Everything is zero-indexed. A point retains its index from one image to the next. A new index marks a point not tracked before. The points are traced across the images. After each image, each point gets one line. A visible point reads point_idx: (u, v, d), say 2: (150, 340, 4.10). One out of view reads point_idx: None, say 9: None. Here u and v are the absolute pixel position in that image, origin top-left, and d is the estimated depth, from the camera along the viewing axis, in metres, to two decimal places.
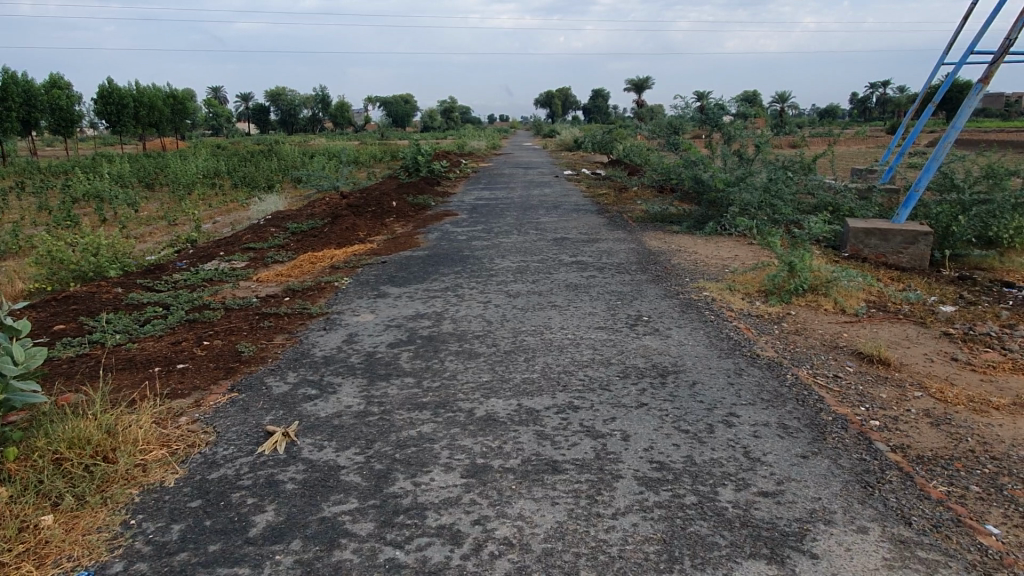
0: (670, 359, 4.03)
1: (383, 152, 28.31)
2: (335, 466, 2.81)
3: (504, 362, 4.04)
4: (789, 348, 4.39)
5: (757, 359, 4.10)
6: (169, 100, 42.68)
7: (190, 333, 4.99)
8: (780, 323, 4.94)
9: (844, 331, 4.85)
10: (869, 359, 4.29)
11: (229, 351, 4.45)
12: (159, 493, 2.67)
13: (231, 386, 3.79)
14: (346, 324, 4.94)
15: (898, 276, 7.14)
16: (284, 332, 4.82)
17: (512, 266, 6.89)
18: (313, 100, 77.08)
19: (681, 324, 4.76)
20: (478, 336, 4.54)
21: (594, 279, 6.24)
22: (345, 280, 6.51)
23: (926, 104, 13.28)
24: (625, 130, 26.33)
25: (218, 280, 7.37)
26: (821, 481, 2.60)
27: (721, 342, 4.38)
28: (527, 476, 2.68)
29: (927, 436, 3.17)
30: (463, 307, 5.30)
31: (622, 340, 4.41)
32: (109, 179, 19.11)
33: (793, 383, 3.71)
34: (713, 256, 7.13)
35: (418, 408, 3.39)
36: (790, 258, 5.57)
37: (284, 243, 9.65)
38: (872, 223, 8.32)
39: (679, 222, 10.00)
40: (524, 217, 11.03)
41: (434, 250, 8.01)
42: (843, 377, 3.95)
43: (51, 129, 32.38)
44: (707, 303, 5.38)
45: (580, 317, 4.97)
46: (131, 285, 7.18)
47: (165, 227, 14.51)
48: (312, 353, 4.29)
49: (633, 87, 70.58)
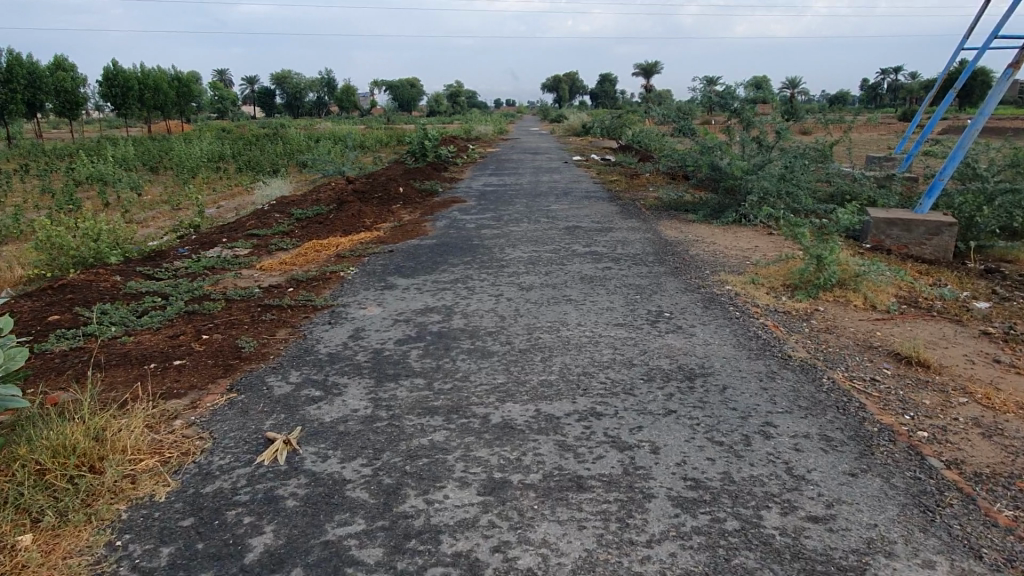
0: (697, 360, 3.78)
1: (389, 137, 28.01)
2: (340, 480, 2.58)
3: (519, 361, 3.80)
4: (822, 348, 4.14)
5: (789, 360, 3.84)
6: (174, 83, 42.40)
7: (188, 326, 4.77)
8: (808, 320, 4.69)
9: (877, 329, 4.61)
10: (907, 360, 4.05)
11: (228, 347, 4.22)
12: (149, 510, 2.44)
13: (229, 386, 3.56)
14: (352, 318, 4.71)
15: (927, 269, 6.86)
16: (287, 326, 4.59)
17: (524, 257, 6.64)
18: (318, 83, 76.67)
19: (706, 322, 4.50)
20: (490, 333, 4.29)
21: (610, 271, 5.98)
22: (351, 270, 6.27)
23: (947, 90, 12.80)
24: (634, 116, 26.04)
25: (220, 268, 7.15)
26: (875, 505, 2.35)
27: (750, 342, 4.13)
28: (550, 495, 2.45)
29: (981, 450, 2.92)
30: (475, 300, 5.06)
31: (643, 338, 4.16)
32: (113, 163, 18.92)
33: (831, 388, 3.45)
34: (733, 247, 6.87)
35: (429, 413, 3.16)
36: (818, 251, 5.30)
37: (288, 230, 9.42)
38: (895, 213, 8.03)
39: (695, 210, 9.72)
40: (533, 205, 10.74)
41: (443, 239, 7.78)
42: (882, 381, 3.70)
43: (56, 112, 32.09)
44: (730, 298, 5.13)
45: (597, 312, 4.73)
46: (130, 273, 6.95)
47: (168, 212, 14.30)
48: (316, 350, 4.05)
49: (642, 71, 70.39)
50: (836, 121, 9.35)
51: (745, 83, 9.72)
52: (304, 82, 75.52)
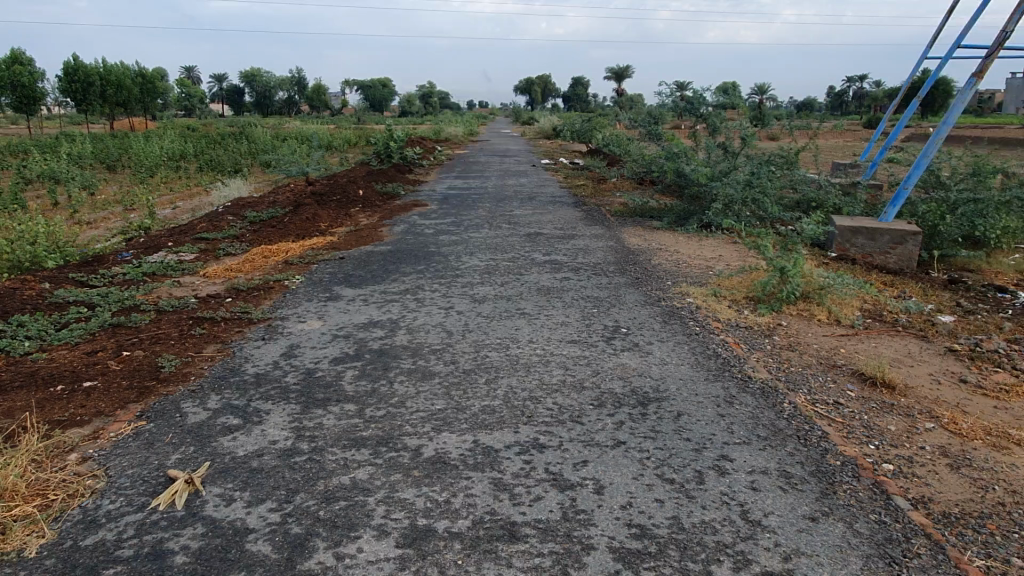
0: (651, 383, 3.53)
1: (357, 137, 27.57)
2: (242, 530, 2.27)
3: (461, 384, 3.51)
4: (783, 368, 3.93)
5: (749, 383, 3.61)
6: (139, 79, 41.41)
7: (111, 341, 4.41)
8: (771, 336, 4.49)
9: (840, 346, 4.43)
10: (871, 381, 3.86)
11: (148, 366, 3.88)
12: (13, 567, 2.11)
13: (139, 413, 3.23)
14: (289, 333, 4.39)
15: (892, 280, 6.71)
16: (216, 342, 4.26)
17: (480, 265, 6.36)
18: (287, 81, 75.71)
19: (664, 339, 4.26)
20: (434, 351, 4.00)
21: (568, 282, 5.73)
22: (297, 279, 5.94)
23: (912, 99, 12.75)
24: (605, 118, 25.95)
25: (160, 275, 6.76)
26: (836, 558, 2.12)
27: (709, 362, 3.90)
28: (477, 547, 2.18)
29: (949, 485, 2.71)
30: (423, 313, 4.77)
31: (596, 357, 3.90)
32: (67, 160, 18.26)
33: (793, 415, 3.22)
34: (697, 257, 6.67)
35: (355, 445, 2.86)
36: (781, 263, 5.11)
37: (240, 233, 9.04)
38: (860, 221, 7.92)
39: (660, 216, 9.53)
40: (497, 209, 10.48)
41: (398, 245, 7.48)
42: (846, 405, 3.50)
43: (14, 106, 31.09)
44: (690, 312, 4.91)
45: (551, 328, 4.46)
46: (62, 279, 6.53)
47: (120, 213, 13.76)
48: (243, 370, 3.73)
49: (614, 75, 70.86)
50: (802, 127, 9.21)
51: (713, 89, 9.55)
52: (273, 80, 74.63)
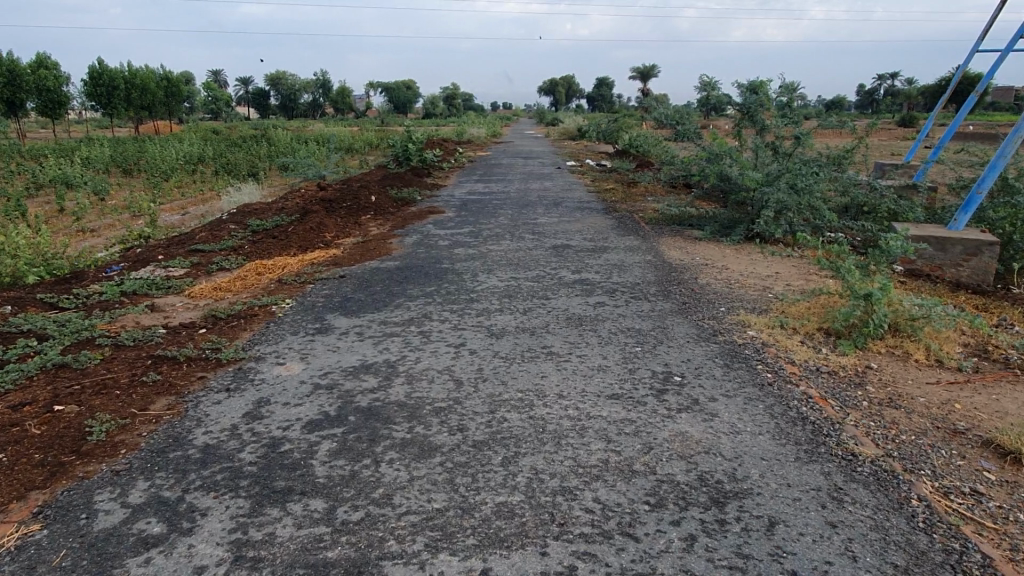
0: (724, 467, 2.62)
1: (378, 139, 26.91)
2: None
3: (470, 467, 2.63)
4: (892, 438, 2.97)
5: (855, 466, 2.68)
6: (164, 83, 41.15)
7: (46, 388, 3.59)
8: (861, 386, 3.55)
9: (954, 401, 3.46)
10: (1012, 457, 2.87)
11: (74, 429, 3.05)
12: None
13: (36, 510, 2.40)
14: (261, 381, 3.55)
15: (980, 303, 5.71)
16: (168, 394, 3.43)
17: (498, 286, 5.50)
18: (312, 84, 75.60)
19: (731, 393, 3.35)
20: (437, 411, 3.12)
21: (604, 309, 4.83)
22: (286, 304, 5.10)
23: (971, 93, 11.54)
24: (632, 117, 24.96)
25: (139, 295, 5.97)
26: None
27: (794, 430, 2.97)
28: None
29: None
30: (427, 354, 3.90)
31: (647, 424, 2.99)
32: (81, 164, 17.71)
33: (931, 525, 2.29)
34: (752, 276, 5.73)
35: None
36: (866, 289, 4.15)
37: (239, 245, 8.26)
38: (926, 229, 6.92)
39: (701, 224, 8.59)
40: (520, 216, 9.61)
41: (408, 260, 6.63)
42: (990, 497, 2.54)
43: (39, 111, 30.77)
44: (756, 351, 3.98)
45: (585, 375, 3.56)
46: (27, 298, 5.76)
47: (126, 219, 13.08)
48: (190, 441, 2.89)
49: (638, 73, 69.97)
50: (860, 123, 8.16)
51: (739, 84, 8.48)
52: (297, 83, 74.53)
